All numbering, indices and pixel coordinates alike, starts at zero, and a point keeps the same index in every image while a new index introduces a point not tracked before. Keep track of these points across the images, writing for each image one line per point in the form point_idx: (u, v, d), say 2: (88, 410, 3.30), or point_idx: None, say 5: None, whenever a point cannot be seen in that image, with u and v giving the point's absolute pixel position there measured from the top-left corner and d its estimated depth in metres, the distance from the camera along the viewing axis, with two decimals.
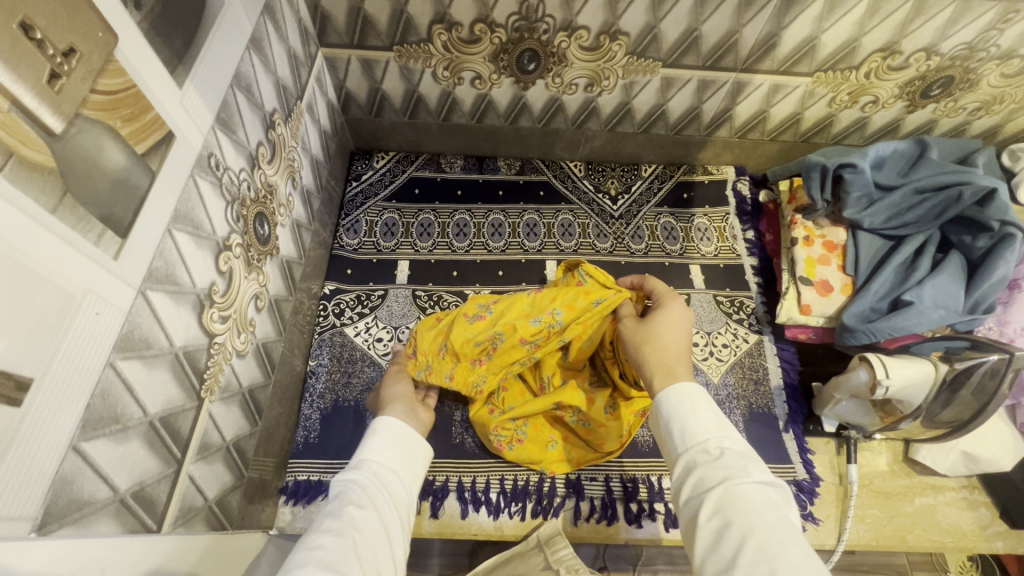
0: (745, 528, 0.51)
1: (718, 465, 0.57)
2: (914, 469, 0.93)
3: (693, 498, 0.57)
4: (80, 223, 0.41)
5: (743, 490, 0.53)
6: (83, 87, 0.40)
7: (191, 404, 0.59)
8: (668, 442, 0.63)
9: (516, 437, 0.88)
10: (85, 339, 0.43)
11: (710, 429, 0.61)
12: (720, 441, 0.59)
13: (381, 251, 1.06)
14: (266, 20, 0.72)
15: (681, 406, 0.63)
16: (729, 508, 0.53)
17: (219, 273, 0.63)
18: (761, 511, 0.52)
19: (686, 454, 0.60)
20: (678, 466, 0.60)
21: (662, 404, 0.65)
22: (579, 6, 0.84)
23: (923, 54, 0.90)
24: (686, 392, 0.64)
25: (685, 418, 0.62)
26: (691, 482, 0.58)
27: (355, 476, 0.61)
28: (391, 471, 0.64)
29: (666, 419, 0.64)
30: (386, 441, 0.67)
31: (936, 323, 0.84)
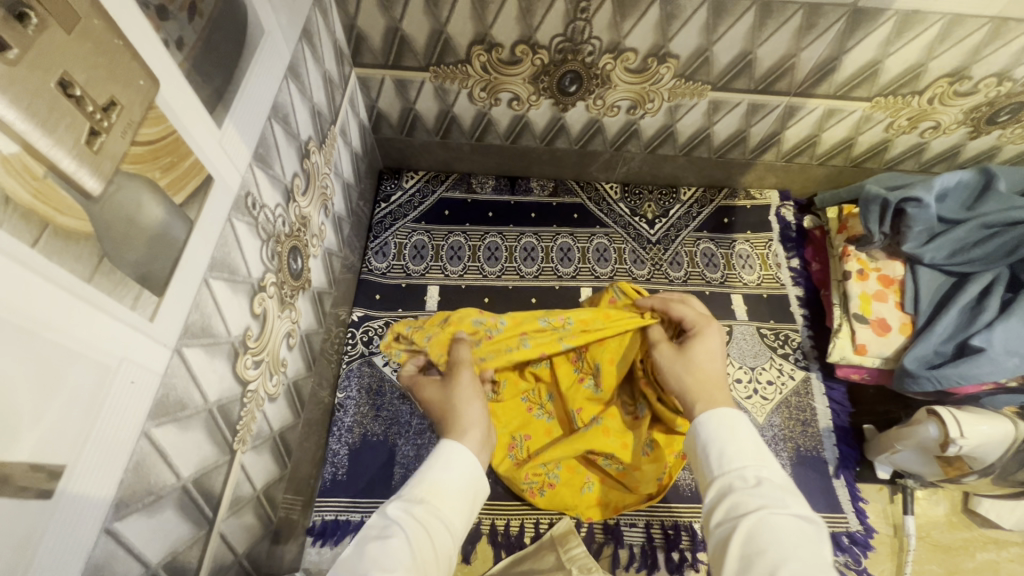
0: (776, 557, 0.44)
1: (752, 492, 0.50)
2: (974, 522, 0.87)
3: (723, 523, 0.50)
4: (118, 287, 0.38)
5: (779, 519, 0.47)
6: (123, 141, 0.37)
7: (224, 458, 0.55)
8: (702, 466, 0.57)
9: (548, 482, 0.83)
10: (121, 411, 0.39)
11: (750, 456, 0.54)
12: (759, 470, 0.53)
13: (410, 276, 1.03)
14: (304, 46, 0.68)
15: (721, 432, 0.58)
16: (760, 538, 0.46)
17: (253, 316, 0.59)
18: (797, 544, 0.45)
19: (722, 479, 0.54)
20: (711, 489, 0.54)
21: (699, 429, 0.60)
22: (629, 28, 0.79)
23: (994, 80, 0.85)
24: (724, 420, 0.59)
25: (721, 445, 0.57)
26: (723, 506, 0.51)
27: (415, 520, 0.50)
28: (451, 530, 0.52)
29: (703, 443, 0.58)
30: (455, 482, 0.55)
31: (1009, 371, 0.78)
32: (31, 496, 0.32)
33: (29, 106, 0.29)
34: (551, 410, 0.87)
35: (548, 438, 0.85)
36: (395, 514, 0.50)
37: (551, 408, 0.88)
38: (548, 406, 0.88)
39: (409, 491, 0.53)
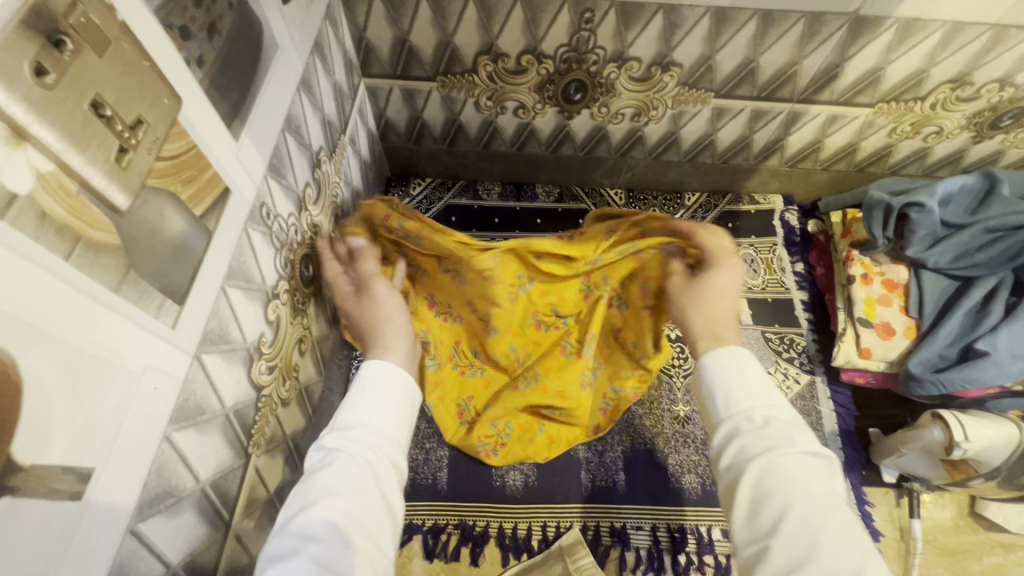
0: (786, 497, 0.45)
1: (760, 435, 0.50)
2: (982, 525, 0.87)
3: (732, 466, 0.50)
4: (143, 297, 0.39)
5: (790, 462, 0.47)
6: (149, 157, 0.38)
7: (240, 461, 0.57)
8: (708, 408, 0.57)
9: (500, 437, 0.87)
10: (145, 416, 0.41)
11: (757, 397, 0.54)
12: (767, 410, 0.53)
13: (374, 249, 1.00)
14: (316, 59, 0.70)
15: (728, 372, 0.56)
16: (769, 479, 0.47)
17: (267, 323, 0.61)
18: (809, 485, 0.46)
19: (730, 422, 0.53)
20: (719, 432, 0.53)
21: (706, 369, 0.58)
22: (632, 37, 0.81)
23: (996, 86, 0.85)
24: (731, 360, 0.57)
25: (727, 388, 0.55)
26: (733, 449, 0.51)
27: (351, 446, 0.51)
28: (394, 440, 0.54)
29: (708, 384, 0.57)
30: (388, 401, 0.57)
31: (1014, 375, 0.78)
32: (63, 498, 0.34)
33: (64, 126, 0.31)
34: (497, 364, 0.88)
35: (488, 392, 0.88)
36: (334, 444, 0.51)
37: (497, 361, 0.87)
38: (494, 359, 0.87)
39: (348, 420, 0.54)
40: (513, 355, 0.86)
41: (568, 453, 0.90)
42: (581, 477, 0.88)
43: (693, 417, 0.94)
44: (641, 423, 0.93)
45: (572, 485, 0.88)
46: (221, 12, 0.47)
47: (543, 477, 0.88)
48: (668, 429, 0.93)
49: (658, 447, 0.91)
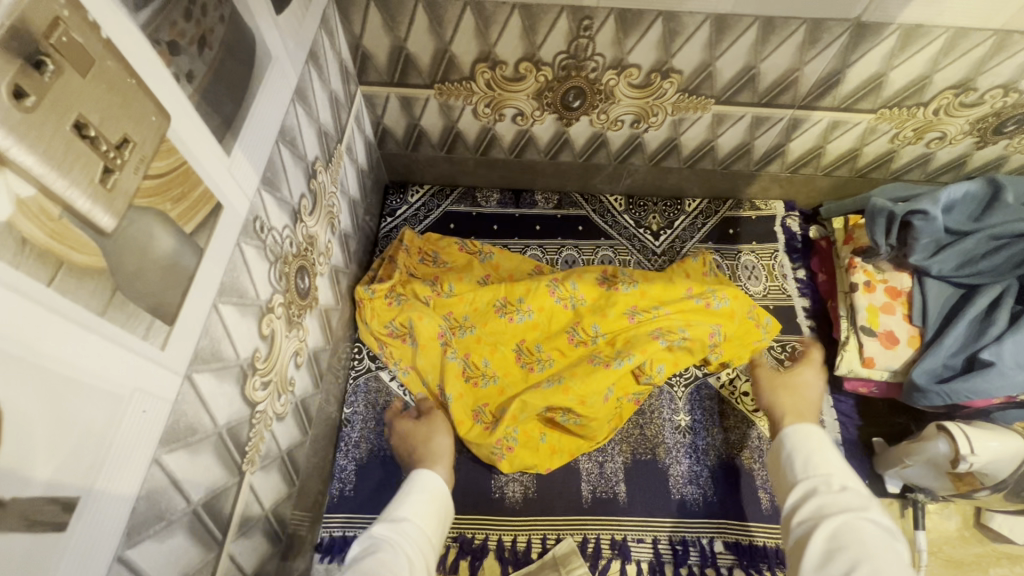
0: (859, 551, 0.46)
1: (837, 496, 0.53)
2: (987, 536, 0.86)
3: (808, 521, 0.52)
4: (130, 319, 0.39)
5: (867, 525, 0.48)
6: (136, 177, 0.37)
7: (233, 480, 0.56)
8: (786, 475, 0.59)
9: (508, 442, 0.85)
10: (133, 440, 0.40)
11: (838, 471, 0.56)
12: (847, 481, 0.55)
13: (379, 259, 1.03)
14: (311, 69, 0.69)
15: (808, 445, 0.60)
16: (844, 536, 0.48)
17: (261, 338, 0.60)
18: (889, 550, 0.46)
19: (807, 482, 0.56)
20: (796, 490, 0.56)
21: (785, 440, 0.62)
22: (632, 45, 0.80)
23: (1000, 91, 0.84)
24: (813, 436, 0.61)
25: (808, 456, 0.59)
26: (809, 506, 0.53)
27: (397, 536, 0.56)
28: (428, 539, 0.59)
29: (786, 454, 0.61)
30: (428, 501, 0.63)
31: (1019, 385, 0.77)
32: (46, 530, 0.33)
33: (46, 149, 0.30)
34: (519, 372, 0.92)
35: (503, 399, 0.89)
36: (378, 533, 0.56)
37: (521, 369, 0.92)
38: (518, 364, 0.92)
39: (396, 515, 0.59)
40: (538, 362, 0.92)
41: (568, 464, 0.89)
42: (581, 489, 0.87)
43: (694, 427, 0.93)
44: (641, 433, 0.92)
45: (571, 497, 0.87)
46: (212, 24, 0.46)
47: (543, 488, 0.87)
48: (669, 439, 0.91)
49: (659, 458, 0.90)
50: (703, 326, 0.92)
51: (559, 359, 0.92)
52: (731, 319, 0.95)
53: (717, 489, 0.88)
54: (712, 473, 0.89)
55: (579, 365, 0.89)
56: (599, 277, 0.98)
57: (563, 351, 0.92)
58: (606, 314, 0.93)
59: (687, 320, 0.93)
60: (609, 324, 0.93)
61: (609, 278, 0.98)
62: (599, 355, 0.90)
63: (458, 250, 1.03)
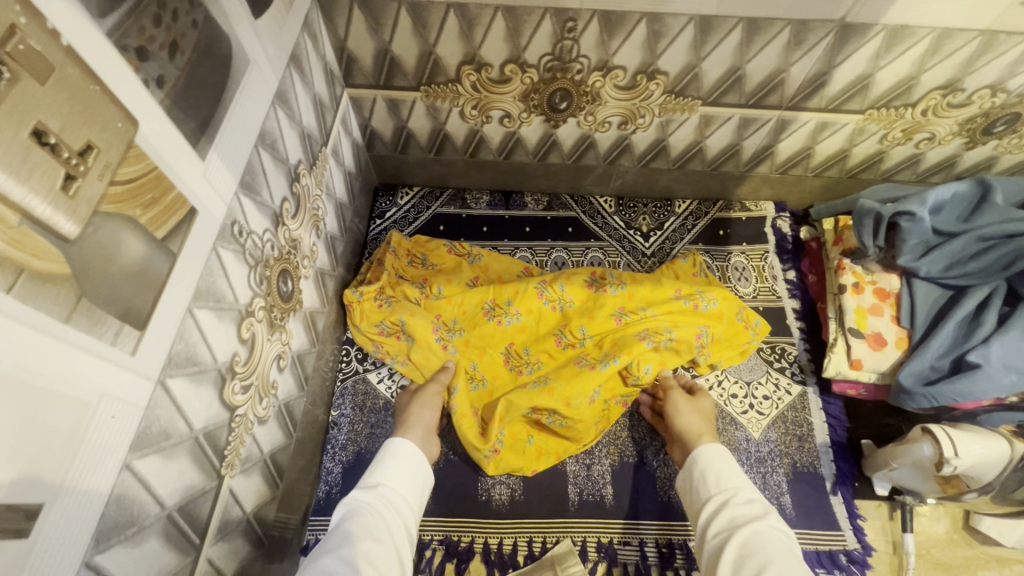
0: (763, 555, 0.51)
1: (743, 507, 0.59)
2: (975, 539, 0.85)
3: (721, 533, 0.57)
4: (97, 325, 0.39)
5: (768, 532, 0.54)
6: (100, 184, 0.37)
7: (211, 484, 0.56)
8: (700, 490, 0.65)
9: (496, 444, 0.85)
10: (101, 447, 0.40)
11: (742, 483, 0.63)
12: (750, 493, 0.61)
13: (367, 262, 1.03)
14: (293, 72, 0.69)
15: (717, 462, 0.66)
16: (750, 543, 0.54)
17: (241, 341, 0.60)
18: (788, 552, 0.52)
19: (719, 496, 0.62)
20: (710, 504, 0.62)
21: (697, 458, 0.68)
22: (616, 46, 0.80)
23: (988, 92, 0.84)
24: (720, 454, 0.68)
25: (718, 471, 0.65)
26: (721, 519, 0.59)
27: (374, 501, 0.57)
28: (407, 502, 0.60)
29: (699, 471, 0.67)
30: (405, 466, 0.64)
31: (1006, 388, 0.77)
32: (7, 537, 0.33)
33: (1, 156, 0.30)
34: (507, 374, 0.92)
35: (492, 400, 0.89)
36: (355, 498, 0.57)
37: (509, 371, 0.92)
38: (507, 368, 0.92)
39: (372, 481, 0.61)
40: (525, 365, 0.92)
41: (555, 467, 0.89)
42: (567, 491, 0.87)
43: None
44: (629, 435, 0.92)
45: (558, 499, 0.87)
46: (184, 29, 0.46)
47: (529, 492, 0.87)
48: (656, 441, 0.91)
49: (646, 460, 0.90)
50: (690, 329, 0.92)
51: (547, 362, 0.92)
52: (717, 321, 0.95)
53: None
54: None
55: (567, 366, 0.89)
56: (587, 278, 0.97)
57: (551, 354, 0.92)
58: (595, 315, 0.93)
59: (675, 322, 0.92)
60: (598, 325, 0.92)
61: (598, 280, 0.98)
62: (587, 357, 0.90)
63: (447, 253, 1.03)
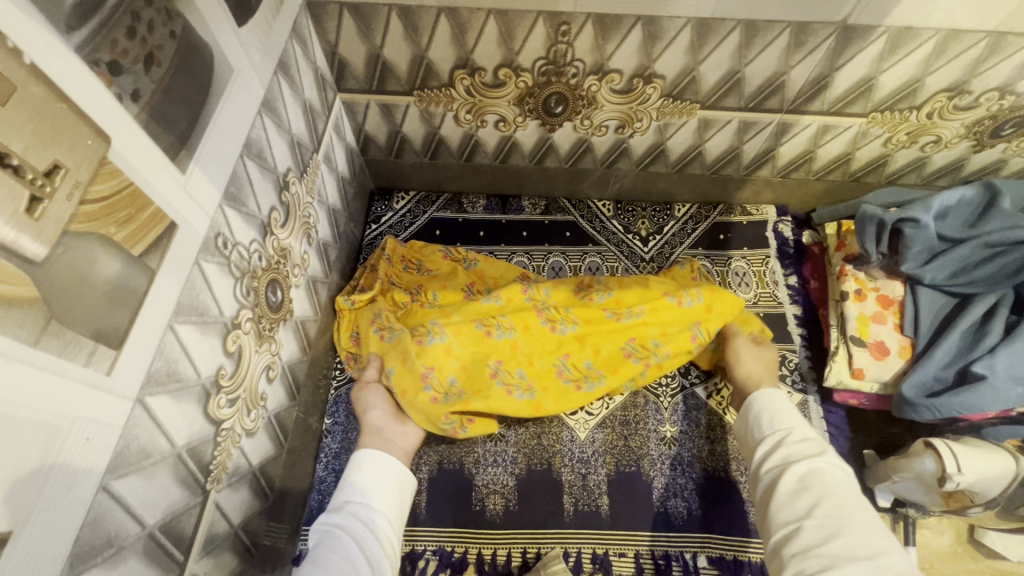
0: (823, 491, 0.54)
1: (798, 445, 0.62)
2: (980, 552, 0.83)
3: (775, 468, 0.61)
4: (68, 346, 0.38)
5: (830, 471, 0.57)
6: (69, 204, 0.37)
7: (196, 500, 0.55)
8: (755, 430, 0.68)
9: (458, 424, 0.81)
10: (75, 468, 0.39)
11: (800, 424, 0.65)
12: (809, 433, 0.63)
13: (361, 267, 1.02)
14: (280, 79, 0.68)
15: (774, 403, 0.68)
16: (811, 480, 0.56)
17: (226, 354, 0.59)
18: (847, 488, 0.55)
19: (774, 436, 0.65)
20: (765, 443, 0.65)
21: (754, 402, 0.70)
22: (612, 50, 0.78)
23: (996, 94, 0.82)
24: (777, 398, 0.69)
25: (773, 412, 0.68)
26: (777, 456, 0.62)
27: (341, 522, 0.59)
28: (379, 513, 0.62)
29: (756, 413, 0.69)
30: (371, 478, 0.65)
31: (1012, 400, 0.75)
32: None
33: None
34: (474, 333, 0.83)
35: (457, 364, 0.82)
36: (322, 524, 0.59)
37: (478, 334, 0.83)
38: (474, 329, 0.83)
39: (338, 502, 0.62)
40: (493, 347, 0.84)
41: (551, 475, 0.88)
42: (562, 501, 0.86)
43: (680, 438, 0.91)
44: (626, 445, 0.90)
45: (553, 510, 0.86)
46: (161, 41, 0.45)
47: (524, 502, 0.86)
48: (653, 451, 0.90)
49: (643, 470, 0.88)
50: (682, 341, 0.86)
51: (520, 341, 0.84)
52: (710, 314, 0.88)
53: (702, 502, 0.86)
54: (697, 486, 0.87)
55: (544, 362, 0.85)
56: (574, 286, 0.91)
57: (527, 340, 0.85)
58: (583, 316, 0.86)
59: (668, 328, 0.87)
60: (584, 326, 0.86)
61: (585, 288, 0.92)
62: (571, 363, 0.85)
63: (441, 258, 1.01)
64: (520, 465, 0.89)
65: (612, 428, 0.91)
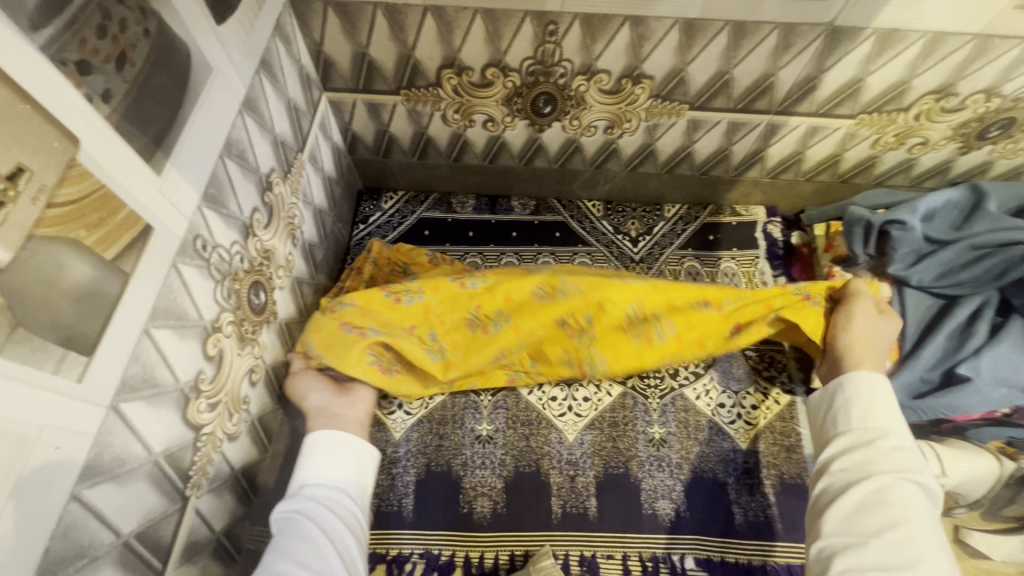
0: (900, 515, 0.50)
1: (890, 453, 0.56)
2: (965, 552, 0.84)
3: (849, 471, 0.56)
4: (35, 353, 0.37)
5: (910, 487, 0.52)
6: (33, 208, 0.36)
7: (174, 507, 0.54)
8: (834, 419, 0.62)
9: (385, 366, 0.78)
10: (43, 477, 0.38)
11: (896, 427, 0.58)
12: (900, 438, 0.57)
13: (348, 268, 1.01)
14: (262, 78, 0.67)
15: (871, 394, 0.60)
16: (888, 492, 0.52)
17: (206, 359, 0.58)
18: (923, 514, 0.51)
19: (862, 432, 0.58)
20: (843, 438, 0.59)
21: (845, 387, 0.62)
22: (600, 50, 0.78)
23: (982, 96, 0.82)
24: (876, 384, 0.61)
25: (864, 405, 0.60)
26: (855, 455, 0.57)
27: (302, 505, 0.59)
28: (343, 490, 0.63)
29: (843, 399, 0.62)
30: (328, 459, 0.64)
31: (997, 402, 0.76)
32: None
33: None
34: (382, 300, 0.77)
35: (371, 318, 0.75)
36: (281, 512, 0.59)
37: (384, 299, 0.77)
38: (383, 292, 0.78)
39: (296, 487, 0.62)
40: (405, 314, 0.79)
41: (539, 478, 0.88)
42: (551, 504, 0.86)
43: (669, 440, 0.91)
44: (614, 446, 0.90)
45: (542, 512, 0.85)
46: (134, 40, 0.44)
47: (512, 505, 0.86)
48: (642, 452, 0.90)
49: (632, 471, 0.88)
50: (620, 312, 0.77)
51: (432, 306, 0.79)
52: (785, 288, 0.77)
53: (690, 503, 0.86)
54: (685, 487, 0.87)
55: (455, 320, 0.80)
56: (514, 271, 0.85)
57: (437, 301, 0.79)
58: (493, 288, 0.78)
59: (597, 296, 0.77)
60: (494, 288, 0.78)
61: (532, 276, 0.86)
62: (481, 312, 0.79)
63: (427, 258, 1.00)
64: (508, 467, 0.88)
65: (601, 430, 0.91)
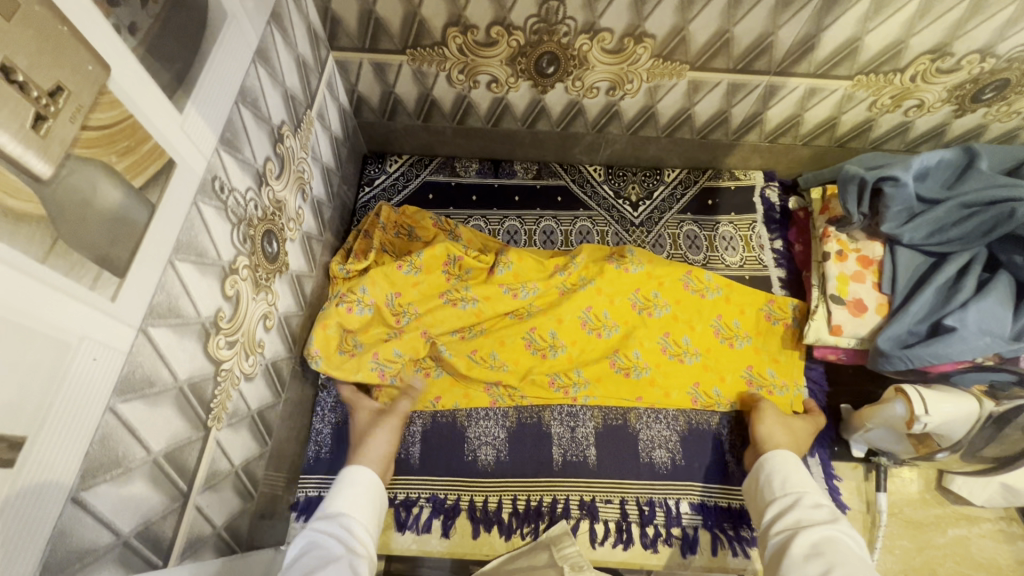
0: (831, 552, 0.53)
1: (810, 509, 0.62)
2: (947, 499, 0.89)
3: (784, 530, 0.61)
4: (74, 268, 0.40)
5: (838, 532, 0.57)
6: (72, 126, 0.38)
7: (198, 435, 0.57)
8: (768, 492, 0.69)
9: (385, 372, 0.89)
10: (84, 386, 0.41)
11: (812, 489, 0.66)
12: (817, 498, 0.64)
13: (355, 229, 1.03)
14: (273, 29, 0.68)
15: (787, 466, 0.70)
16: (820, 540, 0.56)
17: (225, 298, 0.61)
18: (859, 556, 0.54)
19: (787, 499, 0.65)
20: (776, 506, 0.65)
21: (767, 463, 0.73)
22: (603, 8, 0.79)
23: (978, 56, 0.84)
24: (790, 461, 0.71)
25: (787, 476, 0.69)
26: (788, 519, 0.62)
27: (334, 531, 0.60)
28: (366, 528, 0.64)
29: (768, 475, 0.71)
30: (359, 496, 0.67)
31: (980, 351, 0.78)
32: None
33: None
34: (408, 289, 0.92)
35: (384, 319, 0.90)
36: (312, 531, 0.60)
37: (403, 290, 0.92)
38: (399, 276, 0.91)
39: (331, 512, 0.64)
40: (408, 305, 0.92)
41: (541, 428, 0.91)
42: (552, 452, 0.89)
43: None
44: None
45: (543, 460, 0.89)
46: None
47: (516, 453, 0.89)
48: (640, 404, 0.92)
49: (630, 423, 0.91)
50: (587, 338, 0.93)
51: (428, 283, 0.93)
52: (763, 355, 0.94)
53: (685, 452, 0.89)
54: (681, 437, 0.90)
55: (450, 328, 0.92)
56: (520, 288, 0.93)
57: (430, 288, 0.93)
58: (481, 282, 0.94)
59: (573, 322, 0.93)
60: (484, 307, 0.92)
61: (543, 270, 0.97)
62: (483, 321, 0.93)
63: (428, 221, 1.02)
64: (511, 419, 0.91)
65: None
